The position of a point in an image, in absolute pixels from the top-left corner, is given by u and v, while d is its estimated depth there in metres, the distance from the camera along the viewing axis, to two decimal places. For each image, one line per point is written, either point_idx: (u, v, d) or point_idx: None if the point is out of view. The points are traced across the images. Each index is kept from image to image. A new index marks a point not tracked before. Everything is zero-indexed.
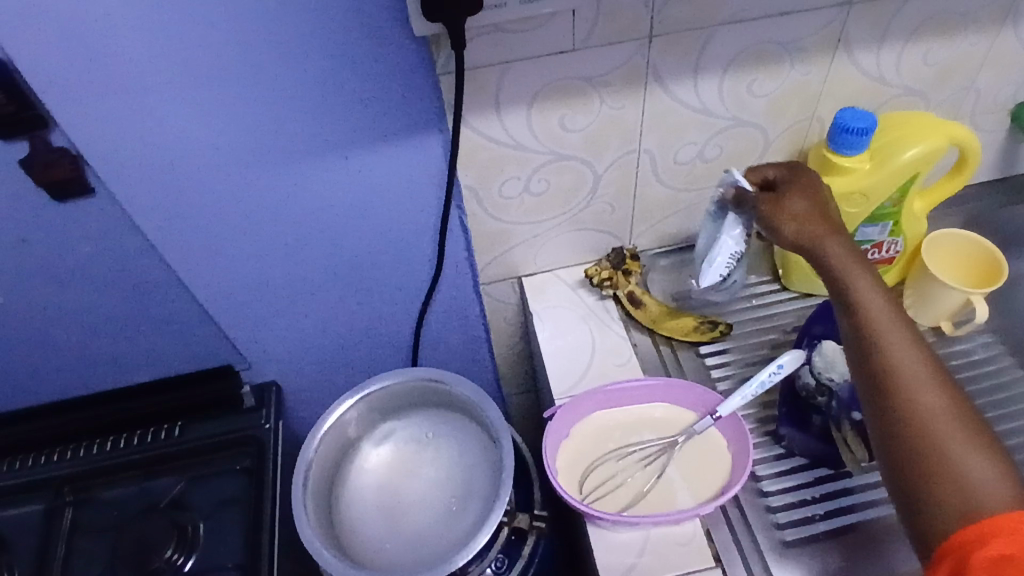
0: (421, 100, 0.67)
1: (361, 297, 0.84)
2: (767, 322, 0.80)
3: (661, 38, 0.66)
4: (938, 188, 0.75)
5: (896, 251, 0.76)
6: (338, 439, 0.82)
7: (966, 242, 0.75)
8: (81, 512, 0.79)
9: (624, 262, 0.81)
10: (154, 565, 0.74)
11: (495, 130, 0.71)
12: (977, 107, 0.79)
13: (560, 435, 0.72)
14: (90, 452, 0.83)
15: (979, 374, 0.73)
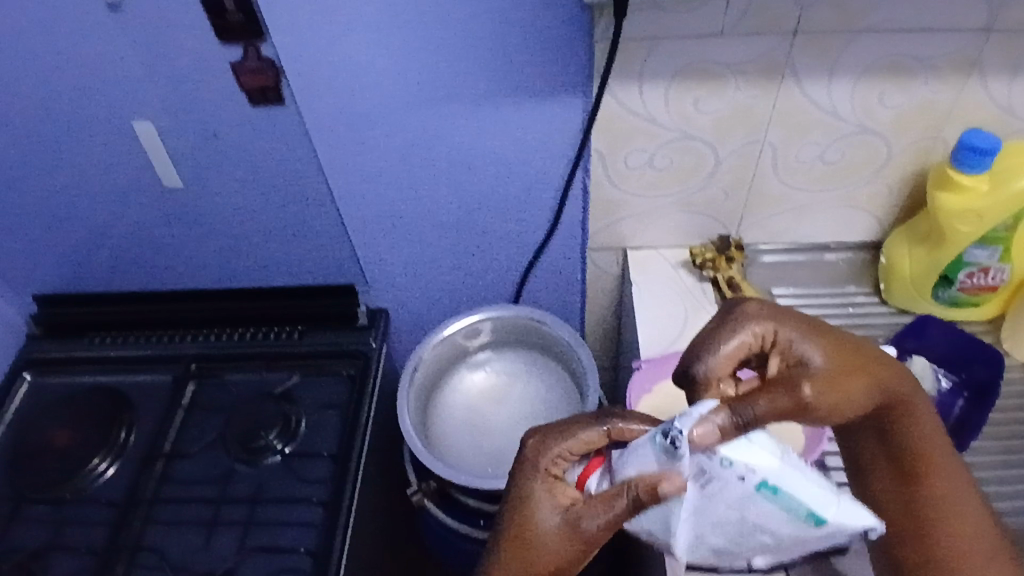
0: (568, 66, 0.71)
1: (473, 247, 0.90)
2: (859, 328, 0.80)
3: (805, 36, 0.67)
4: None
5: (1002, 280, 0.75)
6: (447, 352, 0.81)
7: None
8: (203, 388, 0.93)
9: (729, 249, 0.83)
10: (259, 443, 0.87)
11: (633, 100, 0.73)
12: None
13: (644, 387, 0.75)
14: (222, 338, 0.97)
15: None
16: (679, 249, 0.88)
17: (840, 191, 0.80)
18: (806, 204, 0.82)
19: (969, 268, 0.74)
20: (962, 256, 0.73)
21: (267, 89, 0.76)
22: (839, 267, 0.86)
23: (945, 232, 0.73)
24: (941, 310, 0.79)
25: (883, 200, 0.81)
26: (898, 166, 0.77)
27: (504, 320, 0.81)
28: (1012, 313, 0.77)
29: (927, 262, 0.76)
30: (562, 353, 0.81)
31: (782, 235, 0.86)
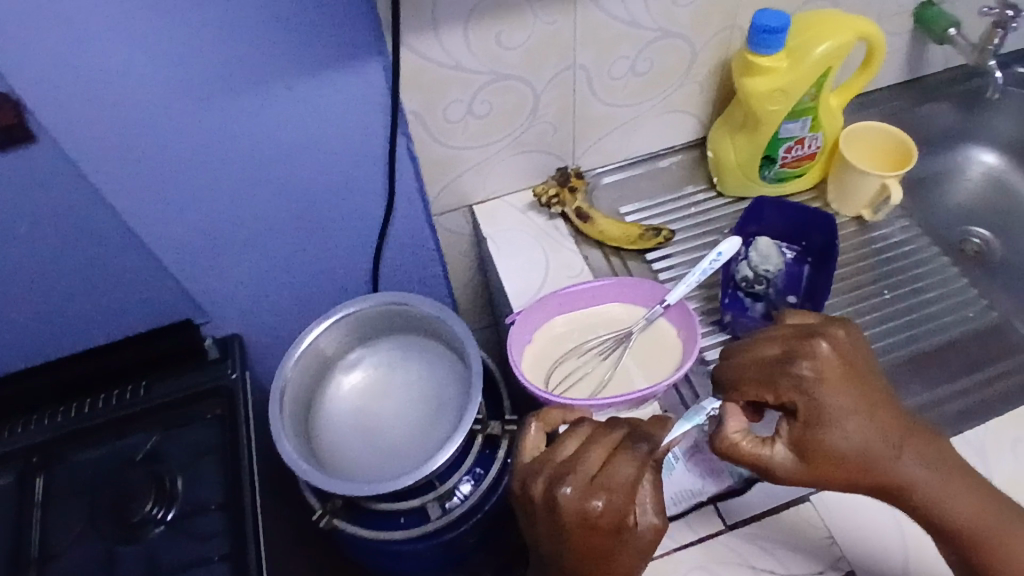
0: (355, 27, 0.66)
1: (313, 243, 0.84)
2: (704, 225, 0.83)
3: None
4: (850, 82, 0.78)
5: (817, 146, 0.80)
6: (314, 362, 0.77)
7: (879, 133, 0.82)
8: (49, 479, 0.80)
9: (570, 180, 0.81)
10: (135, 518, 0.77)
11: (434, 50, 0.69)
12: (883, 10, 0.83)
13: (523, 340, 0.74)
14: (58, 419, 0.84)
15: (899, 254, 0.81)
16: (525, 193, 0.86)
17: (659, 100, 0.81)
18: (631, 119, 0.82)
19: (787, 143, 0.78)
20: (779, 133, 0.77)
21: (13, 127, 0.64)
22: (674, 171, 0.87)
23: (758, 115, 0.75)
24: (772, 188, 0.83)
25: (699, 98, 0.83)
26: (709, 60, 0.79)
27: (363, 312, 0.78)
28: (832, 175, 0.82)
29: (750, 149, 0.79)
30: (434, 326, 0.78)
31: (616, 154, 0.86)
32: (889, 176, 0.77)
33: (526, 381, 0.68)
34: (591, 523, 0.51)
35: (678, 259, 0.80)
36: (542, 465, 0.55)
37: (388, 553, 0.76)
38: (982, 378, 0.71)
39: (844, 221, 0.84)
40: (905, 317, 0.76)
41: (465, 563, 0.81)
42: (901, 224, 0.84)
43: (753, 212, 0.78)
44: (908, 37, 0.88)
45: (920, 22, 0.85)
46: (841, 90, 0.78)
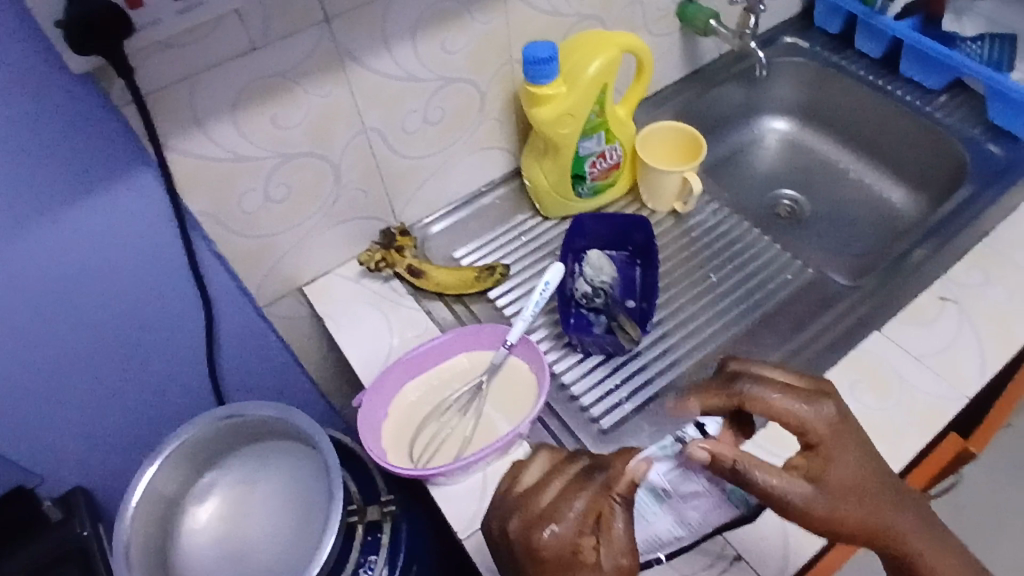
0: (118, 149, 0.68)
1: (142, 370, 0.83)
2: (539, 250, 0.93)
3: (339, 18, 0.71)
4: (630, 92, 0.90)
5: (618, 156, 0.92)
6: (157, 505, 0.72)
7: (670, 129, 0.95)
8: None
9: (395, 240, 0.87)
10: None
11: (205, 147, 0.71)
12: (646, 18, 0.98)
13: (378, 416, 0.74)
14: None
15: (717, 235, 0.96)
16: (352, 262, 0.91)
17: (448, 149, 0.89)
18: (439, 165, 0.90)
19: (590, 158, 0.90)
20: (579, 151, 0.88)
21: None
22: (499, 205, 0.97)
23: (556, 139, 0.85)
24: (589, 203, 0.94)
25: (498, 133, 0.93)
26: (481, 109, 0.88)
27: (198, 438, 0.74)
28: (642, 178, 0.95)
29: (558, 172, 0.89)
30: (281, 427, 0.76)
31: (436, 203, 0.94)
32: (687, 170, 0.91)
33: (382, 460, 0.69)
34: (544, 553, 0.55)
35: (517, 292, 0.88)
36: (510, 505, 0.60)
37: None
38: (810, 336, 0.84)
39: (662, 214, 0.97)
40: (730, 297, 0.89)
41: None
42: (712, 208, 0.99)
43: (575, 231, 0.89)
44: (667, 41, 1.05)
45: (683, 19, 1.01)
46: (625, 100, 0.90)
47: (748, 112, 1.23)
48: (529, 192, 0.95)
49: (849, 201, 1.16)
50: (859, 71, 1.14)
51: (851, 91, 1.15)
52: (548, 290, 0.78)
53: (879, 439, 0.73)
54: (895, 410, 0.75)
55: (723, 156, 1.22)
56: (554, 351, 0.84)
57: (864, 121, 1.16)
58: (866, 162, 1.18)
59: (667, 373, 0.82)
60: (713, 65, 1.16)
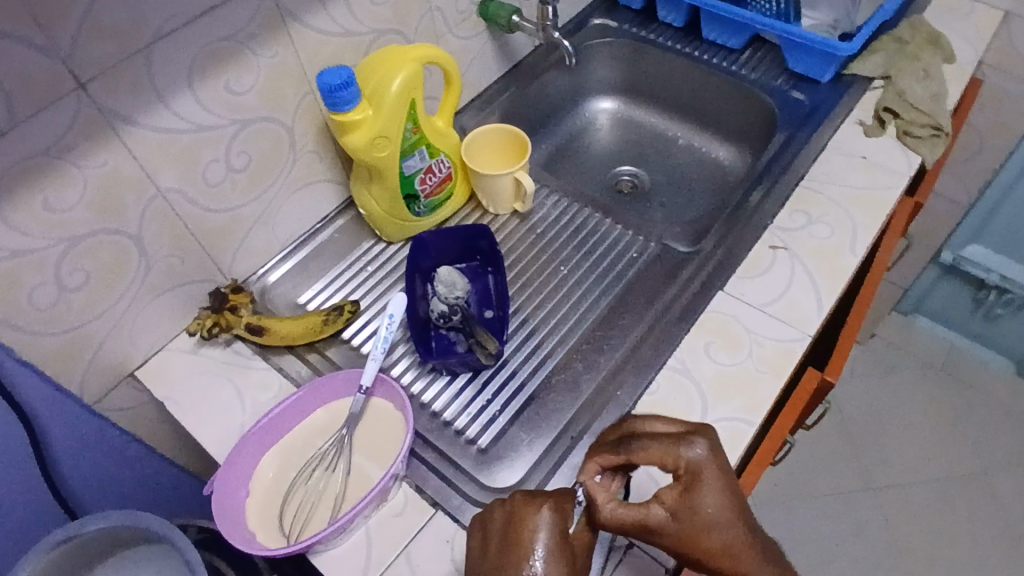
0: None
1: None
2: (388, 278, 0.90)
3: (97, 81, 0.64)
4: (445, 102, 0.89)
5: (446, 167, 0.90)
6: None
7: (495, 132, 0.95)
8: None
9: (227, 300, 0.81)
10: None
11: None
12: (447, 24, 0.97)
13: (239, 497, 0.69)
14: None
15: (562, 226, 0.97)
16: (186, 332, 0.85)
17: (266, 194, 0.84)
18: (258, 213, 0.85)
19: (418, 175, 0.87)
20: (403, 170, 0.85)
21: None
22: (338, 238, 0.93)
23: (377, 164, 0.82)
24: (428, 219, 0.92)
25: (317, 167, 0.89)
26: (291, 147, 0.84)
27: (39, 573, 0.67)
28: (475, 185, 0.93)
29: (388, 195, 0.86)
30: (133, 534, 0.71)
31: (268, 251, 0.89)
32: (517, 168, 0.90)
33: (250, 545, 0.64)
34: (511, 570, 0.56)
35: (370, 328, 0.85)
36: (488, 526, 0.61)
37: None
38: (666, 303, 0.86)
39: (505, 217, 0.96)
40: (586, 285, 0.90)
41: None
42: (552, 200, 0.99)
43: (419, 250, 0.87)
44: (477, 43, 1.04)
45: (486, 18, 1.01)
46: (442, 111, 0.89)
47: (573, 98, 1.25)
48: (367, 220, 0.92)
49: (683, 165, 1.21)
50: (665, 43, 1.18)
51: (663, 61, 1.19)
52: (395, 322, 0.77)
53: (737, 394, 0.76)
54: (748, 360, 0.78)
55: (559, 145, 1.24)
56: (420, 379, 0.81)
57: (681, 90, 1.20)
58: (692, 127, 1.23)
59: (537, 376, 0.82)
60: (529, 58, 1.17)
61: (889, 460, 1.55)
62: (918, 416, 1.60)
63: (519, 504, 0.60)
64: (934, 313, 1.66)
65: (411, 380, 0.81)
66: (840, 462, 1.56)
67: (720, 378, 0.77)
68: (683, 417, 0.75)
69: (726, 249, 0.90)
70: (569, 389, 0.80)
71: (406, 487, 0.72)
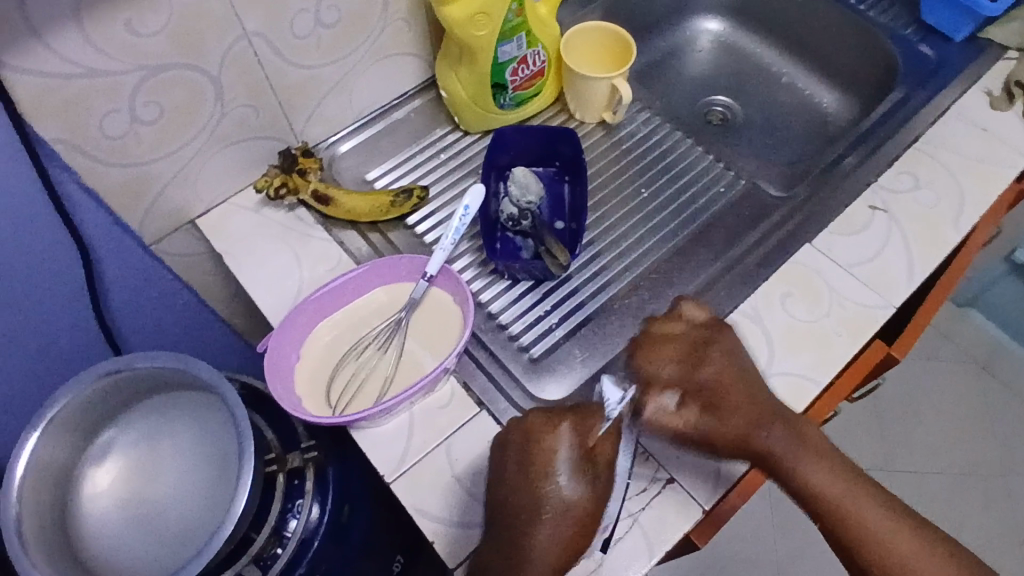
0: None
1: (15, 326, 0.74)
2: (461, 169, 0.85)
3: None
4: None
5: (541, 62, 0.84)
6: (46, 479, 0.65)
7: (596, 32, 0.88)
8: None
9: (296, 163, 0.78)
10: None
11: (47, 63, 0.60)
12: None
13: (289, 361, 0.69)
14: None
15: (650, 146, 0.90)
16: (250, 190, 0.82)
17: (350, 58, 0.79)
18: (339, 77, 0.80)
19: (511, 65, 0.81)
20: (497, 56, 0.79)
21: None
22: (414, 118, 0.89)
23: (471, 44, 0.76)
24: (513, 114, 0.86)
25: (405, 38, 0.83)
26: (384, 11, 0.78)
27: (84, 398, 0.67)
28: (567, 86, 0.87)
29: (475, 81, 0.81)
30: (180, 377, 0.70)
31: (342, 119, 0.85)
32: (616, 75, 0.83)
33: (297, 409, 0.64)
34: (534, 486, 0.60)
35: (437, 217, 0.81)
36: (506, 444, 0.63)
37: None
38: (748, 245, 0.81)
39: (592, 127, 0.90)
40: (664, 212, 0.85)
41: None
42: (643, 117, 0.93)
43: (498, 144, 0.82)
44: None
45: None
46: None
47: (677, 11, 1.16)
48: (447, 104, 0.87)
49: (781, 105, 1.12)
50: None
51: None
52: (468, 216, 0.74)
53: (808, 350, 0.72)
54: (828, 319, 0.73)
55: (654, 60, 1.15)
56: (480, 278, 0.78)
57: (797, 21, 1.10)
58: (799, 64, 1.13)
59: (602, 297, 0.78)
60: None
61: (917, 447, 1.52)
62: (957, 408, 1.56)
63: (536, 422, 0.62)
64: (999, 308, 1.58)
65: (471, 277, 0.78)
66: (867, 439, 1.53)
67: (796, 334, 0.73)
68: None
69: (825, 197, 0.83)
70: (631, 315, 0.77)
71: (454, 381, 0.71)
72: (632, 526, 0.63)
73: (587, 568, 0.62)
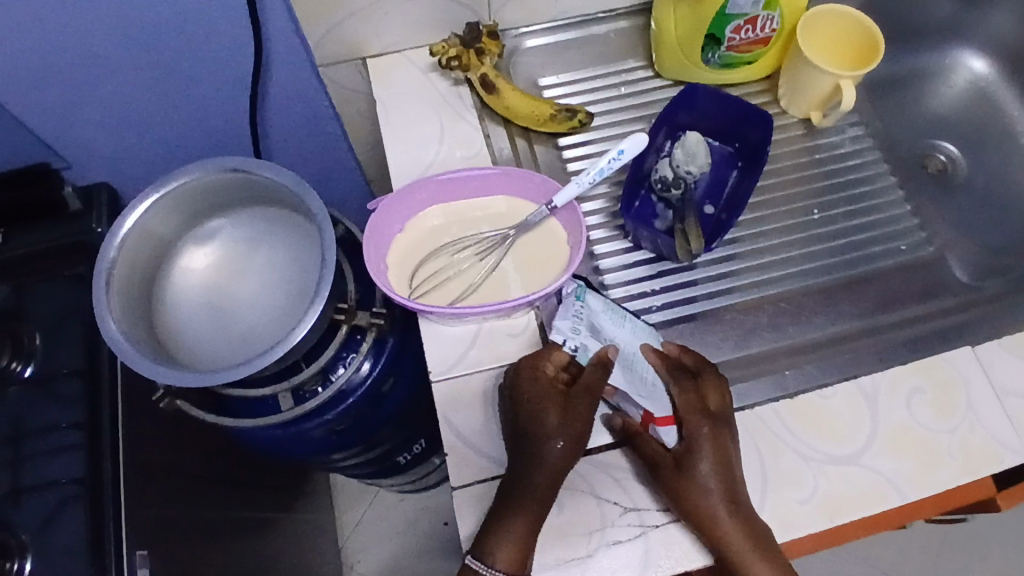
0: None
1: (179, 91, 0.79)
2: (635, 109, 0.79)
3: None
4: None
5: (772, 29, 0.73)
6: (152, 234, 0.70)
7: (846, 19, 0.76)
8: None
9: (479, 40, 0.74)
10: None
11: None
12: None
13: (390, 229, 0.68)
14: None
15: (846, 168, 0.79)
16: (426, 50, 0.80)
17: None
18: None
19: (736, 21, 0.72)
20: (726, 6, 0.70)
21: None
22: (612, 40, 0.82)
23: None
24: (715, 74, 0.78)
25: None
26: None
27: (207, 179, 0.70)
28: (785, 67, 0.77)
29: (691, 24, 0.72)
30: (292, 199, 0.72)
31: (541, 14, 0.80)
32: (844, 74, 0.72)
33: (376, 276, 0.64)
34: (524, 427, 0.59)
35: (590, 151, 0.76)
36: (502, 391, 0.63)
37: (253, 435, 0.79)
38: (897, 319, 0.71)
39: (791, 122, 0.80)
40: (826, 243, 0.75)
41: (345, 439, 0.84)
42: (852, 133, 0.81)
43: (684, 100, 0.74)
44: None
45: None
46: None
47: (949, 29, 0.98)
48: (651, 38, 0.79)
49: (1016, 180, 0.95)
50: None
51: None
52: (619, 162, 0.66)
53: (908, 458, 0.62)
54: (947, 438, 0.63)
55: (894, 74, 0.99)
56: (603, 229, 0.73)
57: None
58: None
59: (719, 303, 0.71)
60: None
61: None
62: None
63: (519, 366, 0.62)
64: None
65: (595, 224, 0.74)
66: None
67: (905, 438, 0.63)
68: (837, 441, 0.63)
69: (1012, 305, 0.71)
70: (738, 333, 0.70)
71: (533, 315, 0.68)
72: (636, 539, 0.59)
73: (577, 555, 0.59)
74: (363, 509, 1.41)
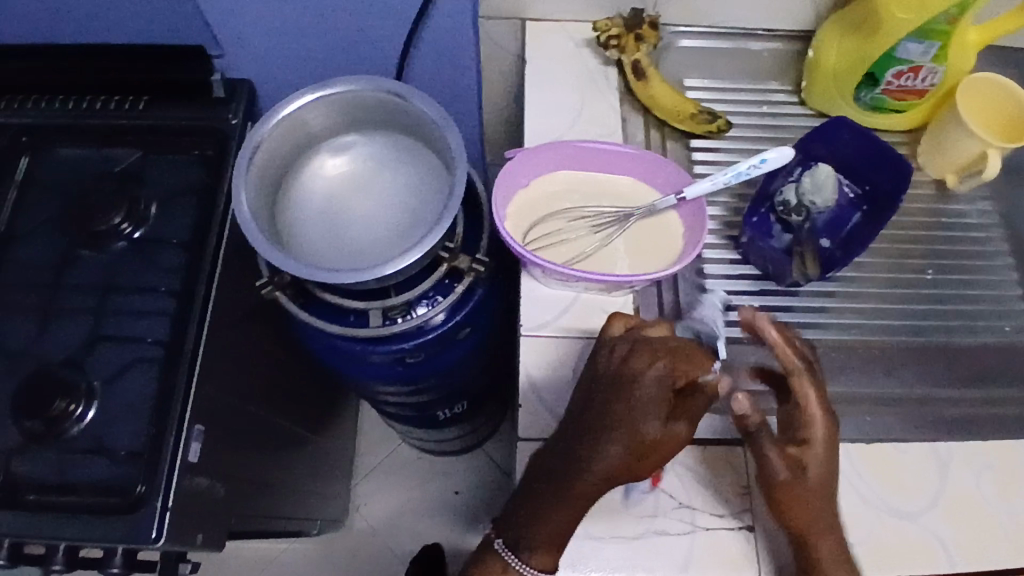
0: None
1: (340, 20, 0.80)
2: (772, 130, 0.80)
3: None
4: (998, 22, 0.70)
5: (931, 83, 0.73)
6: (295, 132, 0.73)
7: (1005, 92, 0.75)
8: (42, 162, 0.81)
9: (640, 26, 0.75)
10: (103, 225, 0.77)
11: None
12: None
13: (517, 180, 0.70)
14: (66, 106, 0.82)
15: (968, 238, 0.78)
16: (584, 25, 0.82)
17: None
18: None
19: (900, 66, 0.72)
20: (895, 49, 0.70)
21: None
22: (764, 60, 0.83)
23: (880, 20, 0.68)
24: (861, 115, 0.78)
25: None
26: None
27: (359, 94, 0.73)
28: (934, 125, 0.76)
29: (853, 60, 0.73)
30: (430, 132, 0.74)
31: (703, 17, 0.81)
32: (994, 143, 0.71)
33: (496, 218, 0.66)
34: (607, 419, 0.55)
35: (721, 159, 0.77)
36: (599, 367, 0.58)
37: (328, 345, 0.81)
38: (987, 395, 0.70)
39: (923, 180, 0.80)
40: (930, 306, 0.74)
41: (409, 375, 0.86)
42: (982, 206, 0.79)
43: (827, 131, 0.73)
44: None
45: None
46: (985, 27, 0.71)
47: None
48: (806, 65, 0.79)
49: None
50: None
51: None
52: (758, 169, 0.66)
53: (964, 526, 0.62)
54: (1006, 518, 0.62)
55: None
56: (714, 236, 0.75)
57: None
58: None
59: (810, 334, 0.71)
60: None
61: None
62: None
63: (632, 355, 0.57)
64: None
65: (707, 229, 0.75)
66: None
67: (969, 509, 0.62)
68: (901, 495, 0.63)
69: None
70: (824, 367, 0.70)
71: (631, 298, 0.69)
72: (685, 534, 0.60)
73: (623, 535, 0.60)
74: (383, 453, 1.44)
